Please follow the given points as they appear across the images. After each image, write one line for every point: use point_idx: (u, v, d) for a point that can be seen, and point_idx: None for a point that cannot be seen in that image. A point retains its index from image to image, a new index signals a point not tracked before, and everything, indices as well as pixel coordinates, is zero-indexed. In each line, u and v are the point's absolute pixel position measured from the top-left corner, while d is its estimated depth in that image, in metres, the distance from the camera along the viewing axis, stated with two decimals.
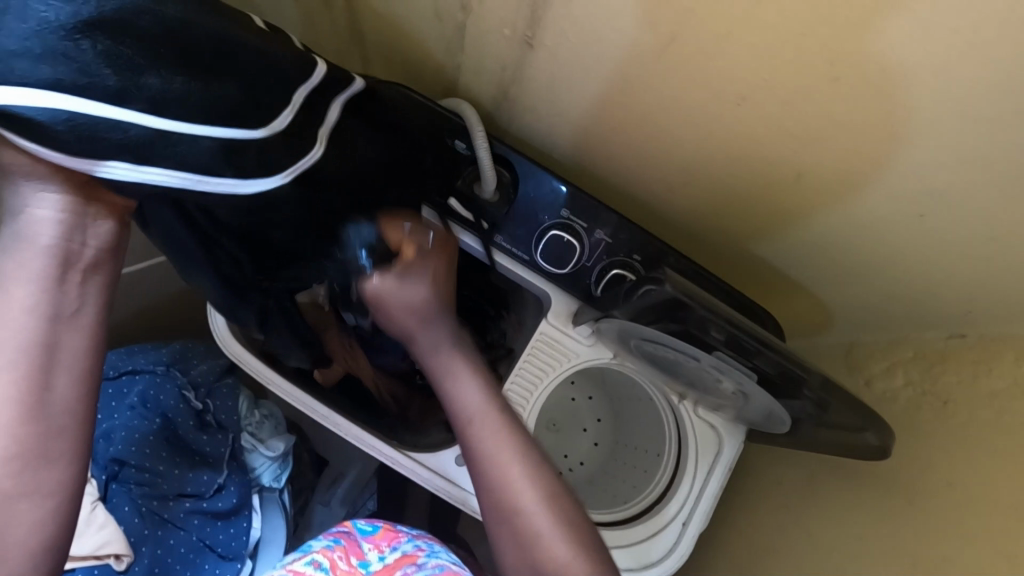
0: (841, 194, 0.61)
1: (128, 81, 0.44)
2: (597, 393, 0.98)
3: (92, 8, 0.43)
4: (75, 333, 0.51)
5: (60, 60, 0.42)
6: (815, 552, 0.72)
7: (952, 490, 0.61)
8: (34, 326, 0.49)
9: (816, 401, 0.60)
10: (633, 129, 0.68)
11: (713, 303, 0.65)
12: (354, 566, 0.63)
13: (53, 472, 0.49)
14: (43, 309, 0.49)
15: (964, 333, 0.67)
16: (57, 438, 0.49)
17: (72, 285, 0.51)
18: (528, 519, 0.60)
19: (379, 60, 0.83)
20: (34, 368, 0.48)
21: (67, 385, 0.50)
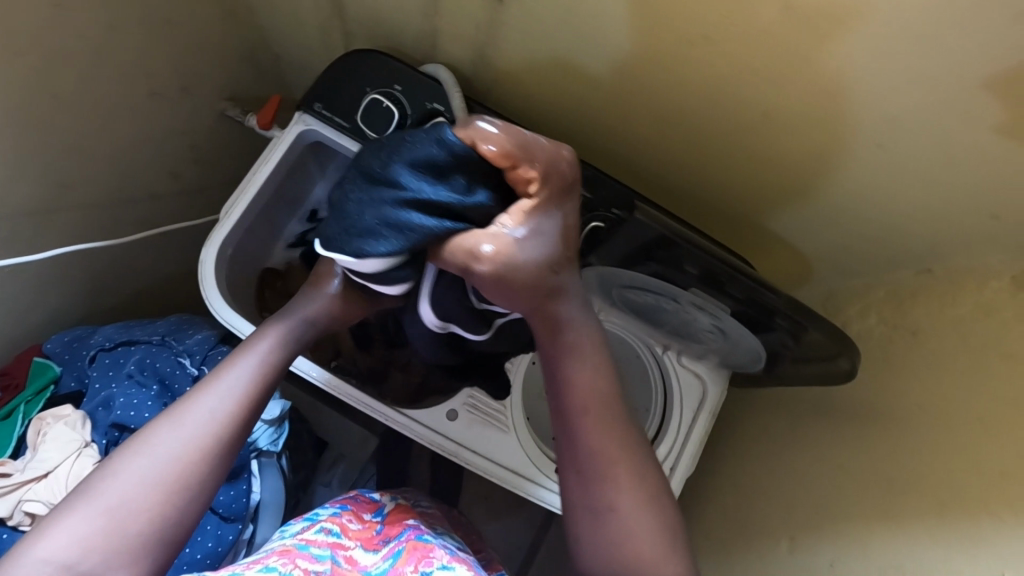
0: (808, 132, 0.63)
1: (355, 244, 0.57)
2: None
3: (388, 214, 0.56)
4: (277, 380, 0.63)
5: (352, 220, 0.58)
6: (798, 487, 0.74)
7: (922, 412, 0.64)
8: (270, 378, 0.62)
9: (789, 329, 0.63)
10: (606, 83, 0.70)
11: (697, 238, 0.66)
12: (366, 522, 0.70)
13: (217, 473, 0.56)
14: (273, 367, 0.62)
15: (929, 267, 0.70)
16: (228, 447, 0.58)
17: (284, 356, 0.64)
18: (622, 497, 0.58)
19: (360, 32, 0.84)
20: (245, 404, 0.59)
21: (247, 424, 0.59)
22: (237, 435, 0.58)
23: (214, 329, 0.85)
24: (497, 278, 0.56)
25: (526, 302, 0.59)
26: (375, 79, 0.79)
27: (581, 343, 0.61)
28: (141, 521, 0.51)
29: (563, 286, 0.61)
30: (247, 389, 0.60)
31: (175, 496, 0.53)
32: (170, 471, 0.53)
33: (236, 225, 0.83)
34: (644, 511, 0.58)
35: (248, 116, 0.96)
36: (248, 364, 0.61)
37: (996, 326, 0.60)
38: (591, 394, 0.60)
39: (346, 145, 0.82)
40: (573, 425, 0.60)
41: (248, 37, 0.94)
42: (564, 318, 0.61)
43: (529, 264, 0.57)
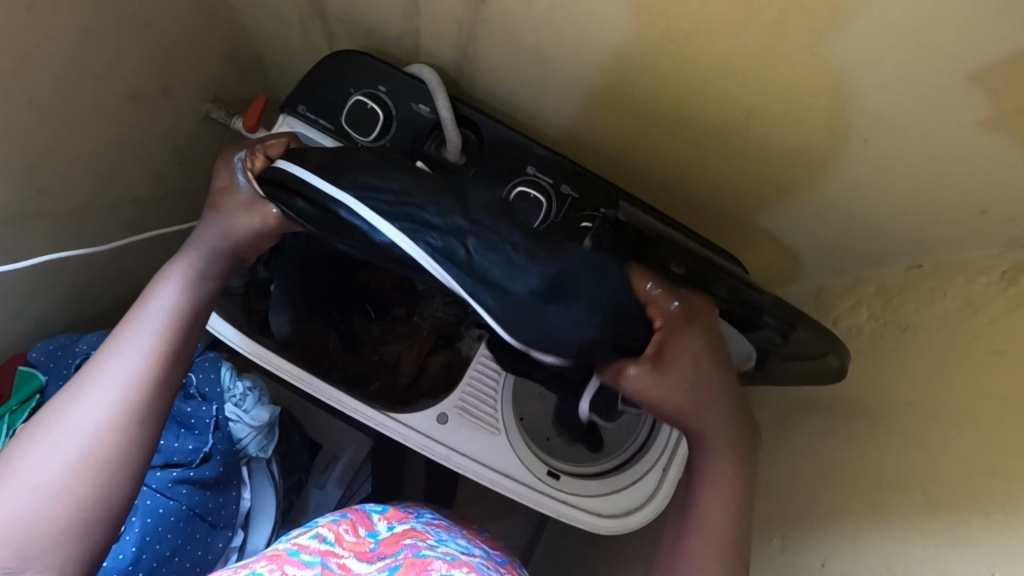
0: (795, 127, 0.62)
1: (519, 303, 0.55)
2: None
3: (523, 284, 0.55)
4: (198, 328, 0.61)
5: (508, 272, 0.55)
6: (790, 485, 0.74)
7: (910, 408, 0.63)
8: (184, 322, 0.60)
9: (777, 327, 0.62)
10: (590, 81, 0.69)
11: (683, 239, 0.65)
12: (362, 538, 0.69)
13: (150, 427, 0.54)
14: (184, 312, 0.60)
15: (919, 263, 0.70)
16: (158, 399, 0.55)
17: (197, 301, 0.62)
18: (719, 543, 0.59)
19: (344, 32, 0.83)
20: (163, 351, 0.57)
21: (174, 371, 0.57)
22: (163, 382, 0.56)
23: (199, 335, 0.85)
24: (642, 392, 0.60)
25: (682, 401, 0.60)
26: (359, 79, 0.78)
27: (712, 441, 0.61)
28: (78, 482, 0.49)
29: (690, 418, 0.61)
30: (162, 339, 0.57)
31: (104, 450, 0.50)
32: (95, 430, 0.51)
33: None
34: (733, 560, 0.59)
35: (232, 118, 0.95)
36: (155, 316, 0.58)
37: (986, 321, 0.60)
38: (716, 528, 0.59)
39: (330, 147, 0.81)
40: (695, 518, 0.60)
41: (231, 38, 0.93)
42: (709, 414, 0.61)
43: (683, 374, 0.60)
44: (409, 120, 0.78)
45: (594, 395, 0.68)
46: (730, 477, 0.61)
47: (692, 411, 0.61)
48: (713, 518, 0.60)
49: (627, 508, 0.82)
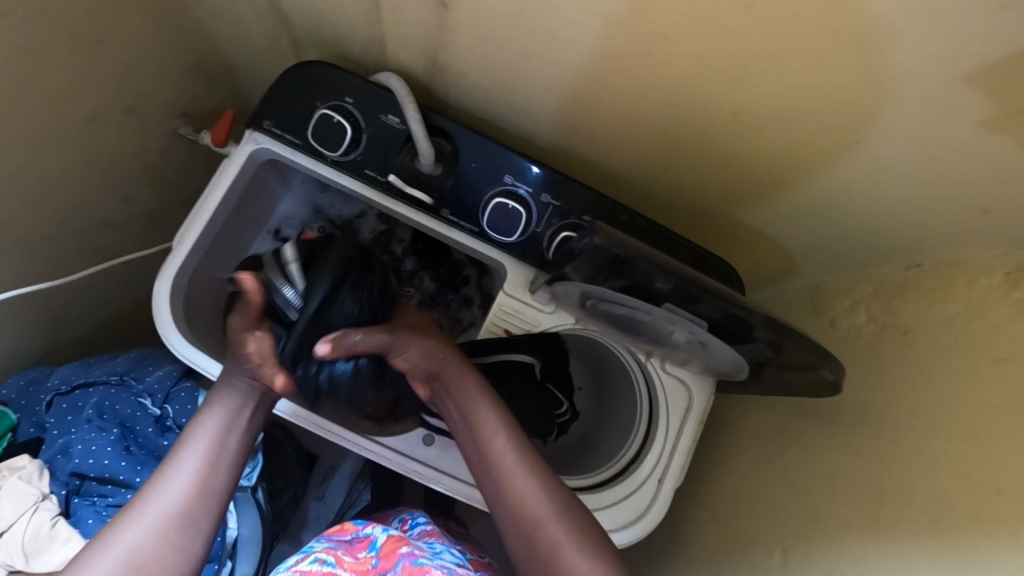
0: (780, 128, 0.59)
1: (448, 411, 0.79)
2: (579, 362, 0.99)
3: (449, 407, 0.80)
4: (237, 445, 0.66)
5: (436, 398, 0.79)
6: (787, 497, 0.72)
7: (913, 419, 0.61)
8: (229, 446, 0.65)
9: (769, 341, 0.59)
10: (566, 86, 0.66)
11: (658, 253, 0.60)
12: (363, 557, 0.66)
13: (194, 538, 0.59)
14: (234, 424, 0.67)
15: (919, 262, 0.67)
16: (202, 514, 0.60)
17: (250, 418, 0.69)
18: (563, 541, 0.60)
19: (309, 43, 0.79)
20: (216, 459, 0.63)
21: (215, 502, 0.62)
22: (204, 502, 0.61)
23: (176, 363, 0.82)
24: (391, 346, 0.72)
25: (421, 370, 0.71)
26: (325, 91, 0.74)
27: (513, 464, 0.64)
28: (144, 571, 0.54)
29: (439, 372, 0.70)
30: (207, 459, 0.63)
31: (144, 571, 0.54)
32: (161, 526, 0.57)
33: (192, 251, 0.78)
34: (575, 544, 0.59)
35: (202, 134, 0.92)
36: (200, 441, 0.64)
37: (986, 327, 0.57)
38: (536, 516, 0.61)
39: (301, 162, 0.78)
40: (521, 523, 0.61)
41: (196, 50, 0.89)
42: (474, 413, 0.67)
43: (415, 355, 0.71)
44: (380, 131, 0.75)
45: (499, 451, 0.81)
46: (537, 474, 0.64)
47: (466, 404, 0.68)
48: (519, 494, 0.62)
49: (620, 523, 0.79)
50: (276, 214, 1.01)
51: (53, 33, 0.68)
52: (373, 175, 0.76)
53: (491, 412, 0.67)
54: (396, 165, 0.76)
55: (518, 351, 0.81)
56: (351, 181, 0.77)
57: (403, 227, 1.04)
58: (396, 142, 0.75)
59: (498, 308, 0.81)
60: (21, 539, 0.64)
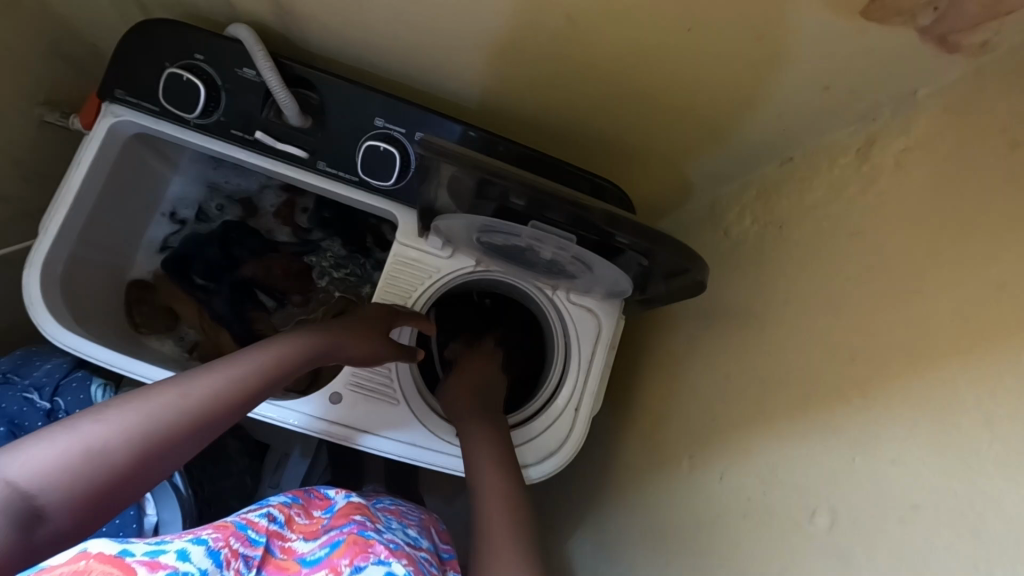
0: (629, 34, 0.59)
1: (367, 402, 0.76)
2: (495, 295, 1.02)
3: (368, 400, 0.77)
4: (264, 392, 0.60)
5: (356, 393, 0.76)
6: (688, 405, 0.74)
7: (789, 307, 0.62)
8: (265, 383, 0.59)
9: (634, 246, 0.59)
10: (415, 14, 0.64)
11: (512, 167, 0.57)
12: (315, 518, 0.64)
13: (187, 449, 0.50)
14: (278, 374, 0.61)
15: (790, 156, 0.69)
16: (210, 430, 0.52)
17: (298, 366, 0.64)
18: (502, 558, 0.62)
19: (158, 6, 0.76)
20: (242, 394, 0.56)
21: (221, 427, 0.54)
22: (220, 421, 0.54)
23: (68, 356, 0.79)
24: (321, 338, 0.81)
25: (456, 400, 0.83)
26: (174, 50, 0.71)
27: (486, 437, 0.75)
28: (134, 449, 0.46)
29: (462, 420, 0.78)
30: (244, 380, 0.57)
31: (133, 451, 0.46)
32: (173, 417, 0.49)
33: (60, 237, 0.75)
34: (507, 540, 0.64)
35: (71, 119, 0.89)
36: (249, 362, 0.59)
37: (841, 204, 0.58)
38: (496, 502, 0.68)
39: (166, 131, 0.75)
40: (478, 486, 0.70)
41: (52, 29, 0.85)
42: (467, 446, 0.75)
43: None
44: (238, 87, 0.72)
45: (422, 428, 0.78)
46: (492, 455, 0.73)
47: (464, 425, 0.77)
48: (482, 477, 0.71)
49: (542, 455, 0.80)
50: (169, 196, 0.98)
51: None
52: (240, 135, 0.73)
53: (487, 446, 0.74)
54: (262, 121, 0.73)
55: (418, 292, 0.80)
56: (221, 145, 0.74)
57: (305, 196, 1.03)
58: (257, 96, 0.72)
59: (394, 259, 0.79)
60: None
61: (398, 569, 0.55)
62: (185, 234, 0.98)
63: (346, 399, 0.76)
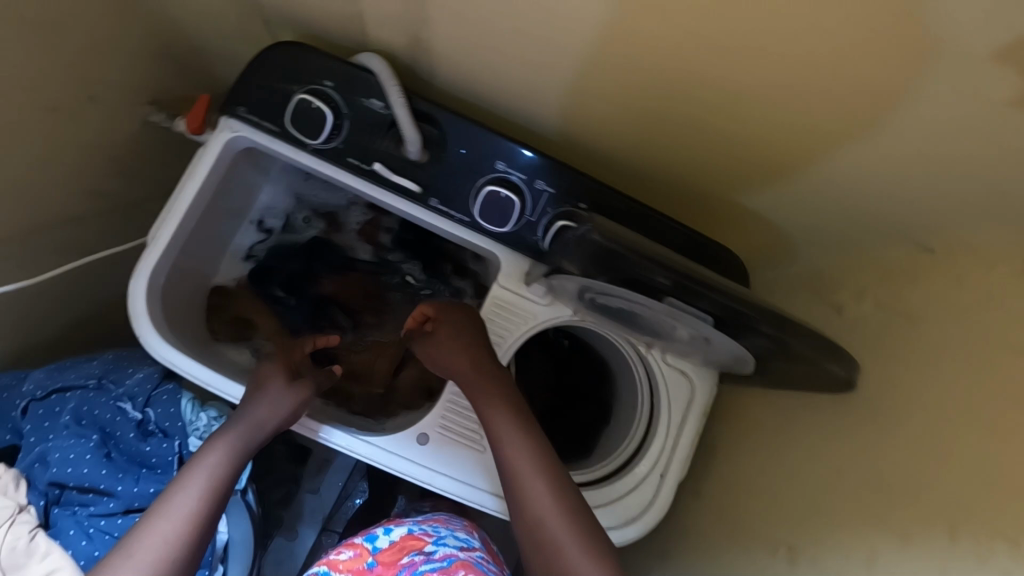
0: (796, 100, 0.56)
1: (457, 447, 0.75)
2: (574, 335, 1.02)
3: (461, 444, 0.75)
4: (217, 505, 0.61)
5: (446, 437, 0.75)
6: (787, 492, 0.71)
7: (921, 411, 0.59)
8: (213, 502, 0.61)
9: (772, 337, 0.55)
10: (558, 63, 0.62)
11: (663, 250, 0.58)
12: (359, 550, 0.69)
13: None
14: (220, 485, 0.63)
15: (931, 247, 0.63)
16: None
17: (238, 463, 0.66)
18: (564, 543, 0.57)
19: (284, 23, 0.75)
20: (195, 521, 0.59)
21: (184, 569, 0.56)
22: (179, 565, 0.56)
23: (156, 365, 0.79)
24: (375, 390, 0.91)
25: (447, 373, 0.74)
26: (303, 72, 0.70)
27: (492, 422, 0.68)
28: None
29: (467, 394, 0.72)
30: (192, 517, 0.58)
31: None
32: None
33: (167, 248, 0.75)
34: (563, 517, 0.59)
35: (174, 120, 0.88)
36: (190, 490, 0.60)
37: (1002, 312, 0.55)
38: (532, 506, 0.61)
39: (279, 150, 0.74)
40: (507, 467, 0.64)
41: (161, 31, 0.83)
42: (482, 412, 0.69)
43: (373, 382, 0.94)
44: (362, 117, 0.70)
45: None
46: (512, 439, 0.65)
47: (472, 393, 0.71)
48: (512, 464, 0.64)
49: (623, 520, 0.77)
50: (258, 204, 0.97)
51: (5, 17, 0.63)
52: (355, 164, 0.72)
53: (500, 410, 0.68)
54: (381, 151, 0.72)
55: (512, 337, 0.78)
56: (336, 171, 0.73)
57: (389, 216, 1.00)
58: (380, 127, 0.71)
59: (491, 302, 0.78)
60: None
61: None
62: (271, 245, 0.98)
63: (437, 442, 0.75)
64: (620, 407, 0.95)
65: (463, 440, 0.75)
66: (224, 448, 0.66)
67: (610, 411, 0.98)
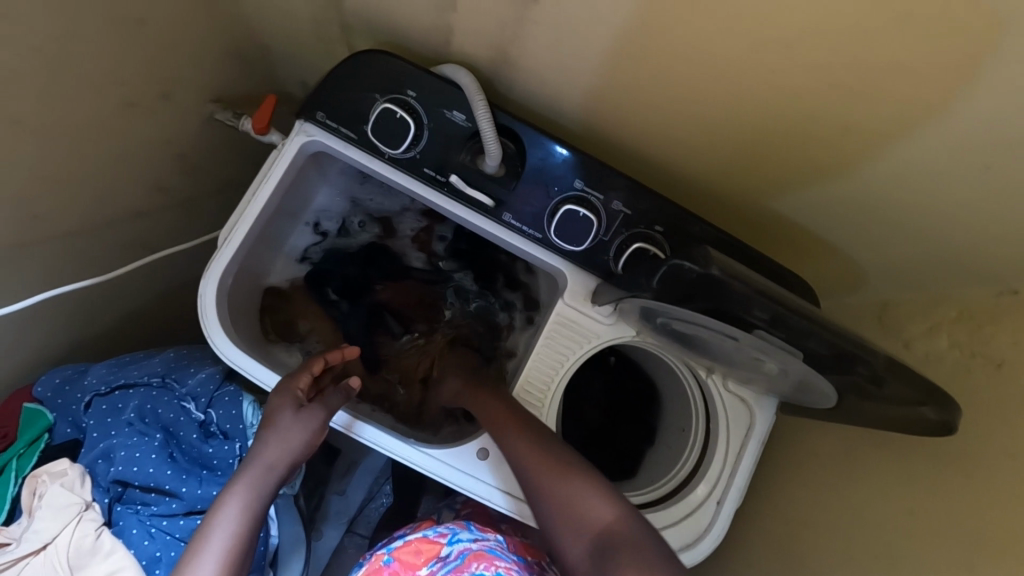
0: (902, 139, 0.55)
1: None
2: (621, 352, 1.01)
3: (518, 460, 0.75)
4: (241, 555, 0.61)
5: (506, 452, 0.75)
6: (855, 531, 0.69)
7: (1010, 461, 0.58)
8: (236, 556, 0.60)
9: (869, 377, 0.54)
10: (652, 87, 0.61)
11: (763, 281, 0.57)
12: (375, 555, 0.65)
13: None
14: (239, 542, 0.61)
15: (1016, 290, 0.63)
16: None
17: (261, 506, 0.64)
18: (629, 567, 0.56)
19: (364, 31, 0.75)
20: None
21: None
22: None
23: (217, 365, 0.78)
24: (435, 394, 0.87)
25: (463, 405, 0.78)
26: (386, 81, 0.69)
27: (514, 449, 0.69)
28: None
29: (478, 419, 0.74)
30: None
31: None
32: None
33: (237, 249, 0.75)
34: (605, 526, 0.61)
35: (241, 120, 0.85)
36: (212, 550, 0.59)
37: None
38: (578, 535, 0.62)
39: (353, 157, 0.73)
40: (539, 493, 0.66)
41: (234, 30, 0.83)
42: (506, 450, 0.70)
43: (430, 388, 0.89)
44: (443, 129, 0.70)
45: None
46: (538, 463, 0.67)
47: (498, 427, 0.72)
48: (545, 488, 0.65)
49: (678, 546, 0.77)
50: (313, 206, 0.94)
51: (97, 14, 0.62)
52: (431, 175, 0.72)
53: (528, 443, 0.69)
54: (458, 163, 0.71)
55: (574, 356, 0.77)
56: (412, 181, 0.73)
57: (445, 224, 0.99)
58: (460, 140, 0.71)
59: (555, 319, 0.77)
60: (66, 551, 0.62)
61: None
62: (326, 248, 0.97)
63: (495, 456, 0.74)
64: (668, 430, 0.94)
65: None
66: (238, 501, 0.63)
67: (658, 433, 0.96)
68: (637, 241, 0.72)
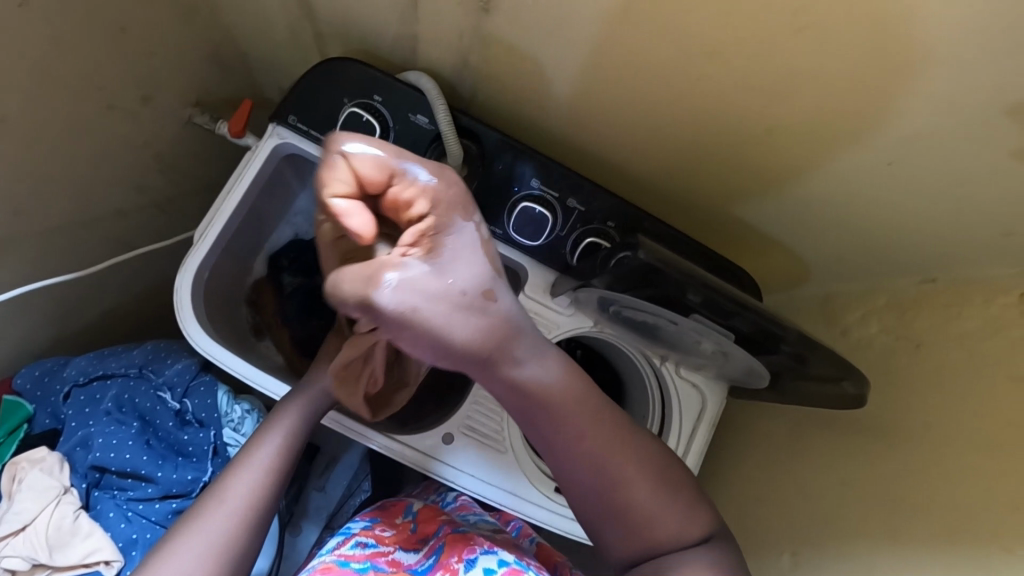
0: (821, 140, 0.60)
1: (477, 447, 0.79)
2: (585, 346, 1.06)
3: (480, 448, 0.79)
4: (298, 450, 0.69)
5: (468, 438, 0.79)
6: (799, 504, 0.75)
7: (928, 432, 0.63)
8: (295, 447, 0.69)
9: (792, 354, 0.62)
10: (600, 92, 0.66)
11: (696, 268, 0.65)
12: (400, 528, 0.73)
13: (262, 525, 0.64)
14: (290, 450, 0.68)
15: (933, 278, 0.69)
16: (263, 507, 0.64)
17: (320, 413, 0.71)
18: (644, 501, 0.56)
19: (335, 39, 0.79)
20: (271, 484, 0.65)
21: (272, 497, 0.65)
22: (270, 495, 0.65)
23: (193, 357, 0.81)
24: (402, 324, 0.43)
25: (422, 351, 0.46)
26: (355, 88, 0.74)
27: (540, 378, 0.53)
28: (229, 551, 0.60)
29: (486, 358, 0.48)
30: (273, 463, 0.66)
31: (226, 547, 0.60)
32: (234, 517, 0.62)
33: (212, 246, 0.78)
34: (649, 486, 0.56)
35: (219, 124, 0.89)
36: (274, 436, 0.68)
37: (1006, 344, 0.60)
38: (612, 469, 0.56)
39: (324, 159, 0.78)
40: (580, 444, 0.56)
41: (213, 38, 0.86)
42: (531, 384, 0.53)
43: (348, 278, 0.42)
44: (407, 131, 0.75)
45: (533, 480, 0.80)
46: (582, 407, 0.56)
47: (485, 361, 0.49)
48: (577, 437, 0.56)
49: None
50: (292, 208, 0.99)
51: (78, 22, 0.66)
52: None
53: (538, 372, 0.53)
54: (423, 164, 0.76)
55: None
56: None
57: None
58: (423, 141, 0.75)
59: None
60: (46, 532, 0.66)
61: (506, 557, 0.64)
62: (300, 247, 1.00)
63: (458, 442, 0.79)
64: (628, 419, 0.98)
65: (481, 439, 0.79)
66: (298, 406, 0.70)
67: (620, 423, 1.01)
68: (592, 236, 0.77)
